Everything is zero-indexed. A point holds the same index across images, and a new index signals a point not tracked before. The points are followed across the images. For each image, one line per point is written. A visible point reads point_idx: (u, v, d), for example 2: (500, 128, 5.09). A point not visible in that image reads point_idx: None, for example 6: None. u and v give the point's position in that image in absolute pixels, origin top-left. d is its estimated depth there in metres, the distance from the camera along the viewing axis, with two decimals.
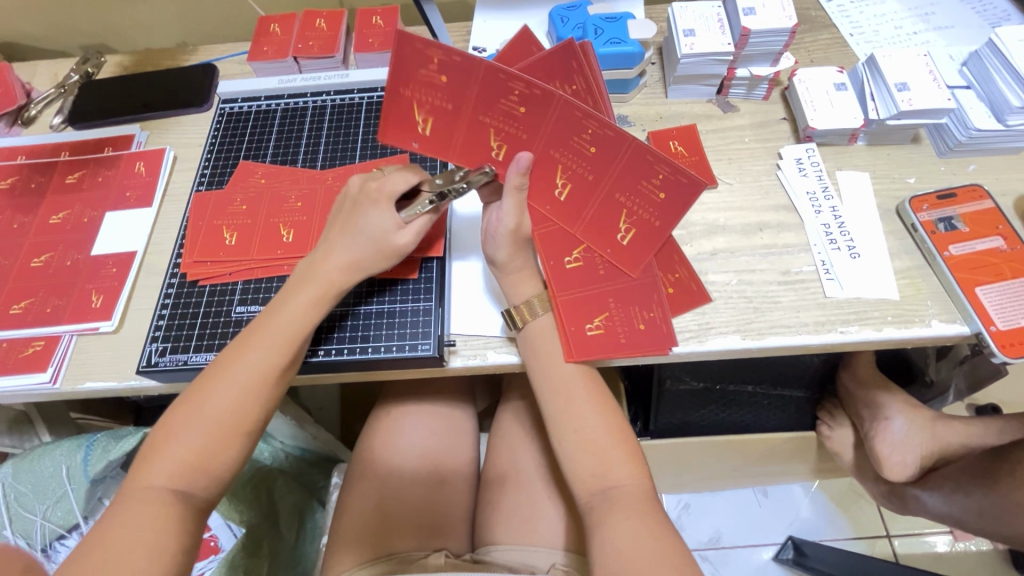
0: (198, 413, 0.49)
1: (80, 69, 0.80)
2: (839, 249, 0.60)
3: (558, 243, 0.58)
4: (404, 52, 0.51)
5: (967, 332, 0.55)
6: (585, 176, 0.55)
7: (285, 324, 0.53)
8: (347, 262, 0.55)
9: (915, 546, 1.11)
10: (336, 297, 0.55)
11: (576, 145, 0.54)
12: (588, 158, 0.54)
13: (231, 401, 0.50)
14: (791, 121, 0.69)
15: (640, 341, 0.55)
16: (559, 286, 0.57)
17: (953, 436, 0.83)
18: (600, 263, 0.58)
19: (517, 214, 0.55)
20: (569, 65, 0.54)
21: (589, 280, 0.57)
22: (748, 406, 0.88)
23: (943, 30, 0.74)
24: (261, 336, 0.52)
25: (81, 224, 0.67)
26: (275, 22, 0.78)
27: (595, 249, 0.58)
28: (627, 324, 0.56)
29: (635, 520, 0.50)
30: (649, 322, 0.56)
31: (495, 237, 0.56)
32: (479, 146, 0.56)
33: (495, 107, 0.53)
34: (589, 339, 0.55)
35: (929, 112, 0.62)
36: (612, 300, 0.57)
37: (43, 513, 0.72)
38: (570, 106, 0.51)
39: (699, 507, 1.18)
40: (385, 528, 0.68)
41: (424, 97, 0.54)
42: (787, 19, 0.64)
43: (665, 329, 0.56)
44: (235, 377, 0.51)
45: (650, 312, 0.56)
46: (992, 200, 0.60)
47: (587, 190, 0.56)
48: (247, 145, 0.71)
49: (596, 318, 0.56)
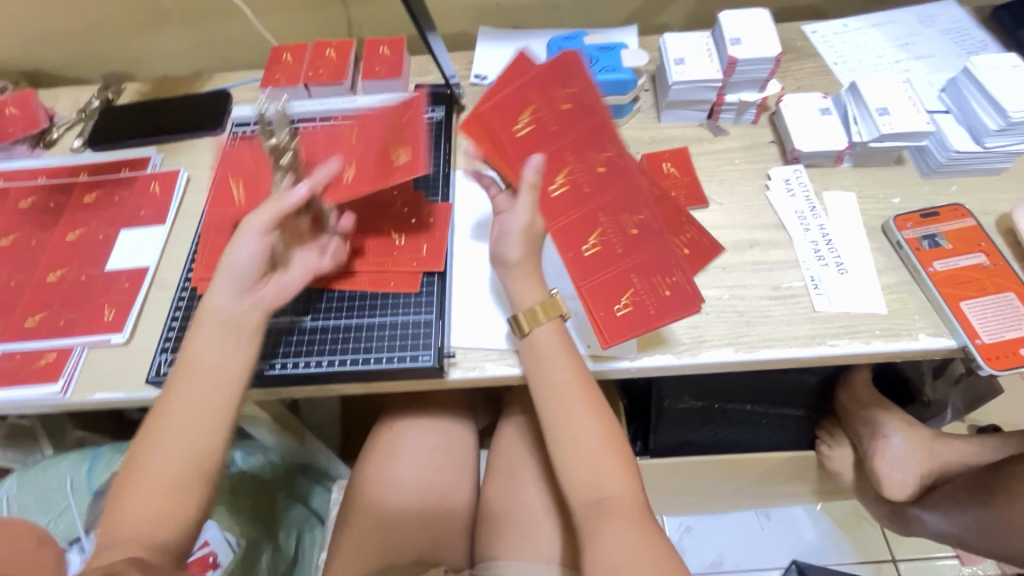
0: (146, 460, 0.49)
1: (101, 95, 0.85)
2: (828, 265, 0.62)
3: (573, 233, 0.59)
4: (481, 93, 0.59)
5: (953, 346, 0.56)
6: (594, 170, 0.59)
7: (206, 353, 0.52)
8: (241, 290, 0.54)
9: (921, 570, 1.10)
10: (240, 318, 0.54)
11: (590, 161, 0.59)
12: (595, 174, 0.59)
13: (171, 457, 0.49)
14: (779, 144, 0.72)
15: (670, 306, 0.56)
16: (578, 274, 0.58)
17: (950, 453, 0.83)
18: (617, 244, 0.58)
19: (530, 211, 0.56)
20: (568, 75, 0.60)
21: (610, 261, 0.58)
22: (746, 424, 0.88)
23: (924, 59, 0.78)
24: (185, 369, 0.52)
25: (96, 241, 0.70)
26: (287, 51, 0.82)
27: (609, 232, 0.58)
28: (653, 295, 0.56)
29: (627, 531, 0.51)
30: (674, 288, 0.56)
31: (508, 236, 0.57)
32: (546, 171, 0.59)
33: (541, 131, 0.59)
34: (617, 320, 0.56)
35: (909, 135, 0.65)
36: (634, 276, 0.57)
37: (45, 525, 0.72)
38: (596, 124, 0.59)
39: (702, 529, 1.17)
40: (383, 543, 0.69)
41: (492, 129, 0.59)
42: (772, 48, 0.67)
43: (692, 294, 0.56)
44: (175, 422, 0.50)
45: (672, 277, 0.57)
46: (974, 218, 0.62)
47: (603, 183, 0.59)
48: (258, 167, 0.75)
49: (623, 297, 0.57)
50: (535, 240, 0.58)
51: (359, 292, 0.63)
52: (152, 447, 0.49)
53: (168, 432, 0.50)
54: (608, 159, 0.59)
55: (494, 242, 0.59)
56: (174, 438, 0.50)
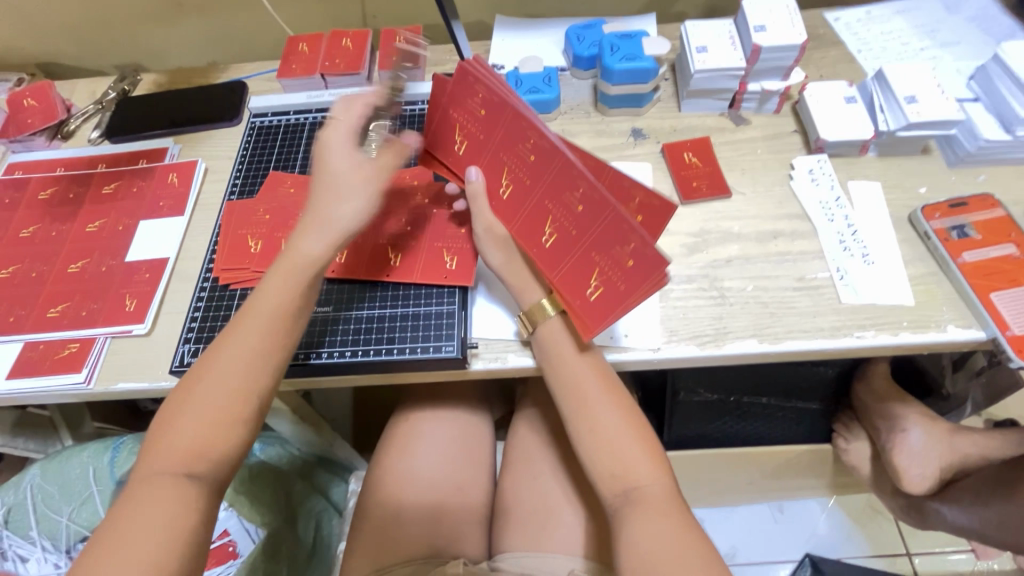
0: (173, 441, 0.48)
1: (117, 86, 0.85)
2: (853, 256, 0.61)
3: (532, 229, 0.57)
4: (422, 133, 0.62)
5: (982, 338, 0.55)
6: (526, 159, 0.55)
7: (245, 341, 0.51)
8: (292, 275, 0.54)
9: (935, 564, 1.09)
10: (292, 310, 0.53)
11: (518, 154, 0.55)
12: (528, 164, 0.55)
13: (200, 424, 0.48)
14: (802, 134, 0.71)
15: (635, 279, 0.50)
16: (548, 268, 0.57)
17: (971, 447, 0.83)
18: (569, 227, 0.54)
19: (488, 214, 0.59)
20: (467, 80, 0.55)
21: (570, 246, 0.54)
22: (763, 417, 0.88)
23: (950, 46, 0.76)
24: (224, 350, 0.51)
25: (116, 232, 0.70)
26: (303, 42, 0.82)
27: (560, 217, 0.54)
28: (617, 268, 0.51)
29: (657, 521, 0.50)
30: (634, 255, 0.49)
31: (481, 241, 0.59)
32: (493, 182, 0.58)
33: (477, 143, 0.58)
34: (592, 304, 0.54)
35: (938, 123, 0.63)
36: (595, 254, 0.52)
37: (69, 514, 0.73)
38: (508, 118, 0.54)
39: (714, 522, 1.17)
40: (405, 534, 0.69)
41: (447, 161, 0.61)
42: (797, 35, 0.66)
43: (652, 253, 0.49)
44: (204, 406, 0.49)
45: (628, 245, 0.50)
46: (1004, 208, 0.61)
47: (538, 168, 0.54)
48: (276, 157, 0.74)
49: (591, 280, 0.54)
50: (506, 242, 0.59)
51: (381, 283, 0.63)
52: (179, 415, 0.49)
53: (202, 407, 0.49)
54: (535, 144, 0.53)
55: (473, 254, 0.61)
56: (201, 406, 0.49)
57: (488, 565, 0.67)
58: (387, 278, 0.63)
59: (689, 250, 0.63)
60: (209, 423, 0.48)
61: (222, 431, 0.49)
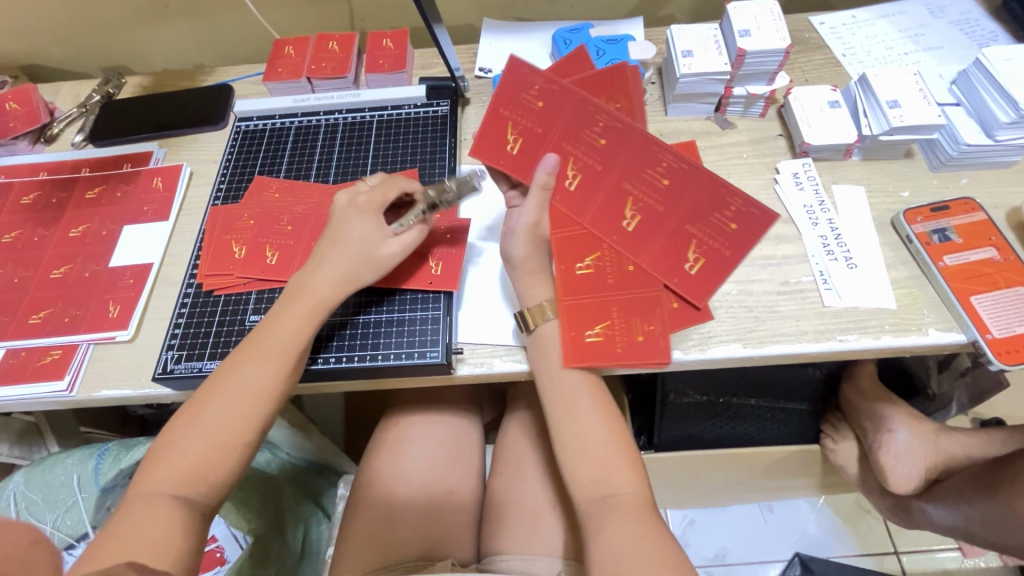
0: (166, 462, 0.49)
1: (102, 90, 0.83)
2: (837, 260, 0.61)
3: (572, 250, 0.61)
4: (512, 78, 0.62)
5: (963, 341, 0.56)
6: (596, 143, 0.62)
7: (251, 374, 0.53)
8: (305, 312, 0.56)
9: (923, 562, 1.10)
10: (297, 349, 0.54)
11: (525, 101, 0.63)
12: (598, 147, 0.62)
13: (199, 451, 0.50)
14: (787, 138, 0.71)
15: (636, 352, 0.56)
16: (568, 289, 0.59)
17: (954, 447, 0.84)
18: (612, 272, 0.60)
19: (536, 211, 0.59)
20: (616, 86, 0.64)
21: (599, 286, 0.59)
22: (752, 418, 0.88)
23: (933, 51, 0.77)
24: (229, 381, 0.53)
25: (100, 237, 0.70)
26: (289, 45, 0.81)
27: (606, 260, 0.61)
28: (627, 335, 0.57)
29: (632, 528, 0.50)
30: (648, 335, 0.57)
31: (513, 234, 0.59)
32: (496, 138, 0.63)
33: (580, 134, 0.62)
34: (586, 344, 0.57)
35: (920, 128, 0.64)
36: (615, 310, 0.58)
37: (54, 522, 0.72)
38: (579, 102, 0.62)
39: (705, 522, 1.17)
40: (391, 539, 0.69)
41: (519, 117, 0.63)
42: (781, 40, 0.66)
43: (663, 344, 0.56)
44: (202, 434, 0.50)
45: (649, 325, 0.57)
46: (985, 212, 0.62)
47: (548, 116, 0.62)
48: (262, 161, 0.74)
49: (597, 325, 0.57)
50: (540, 245, 0.59)
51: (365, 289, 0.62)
52: (177, 440, 0.50)
53: (200, 435, 0.50)
54: (543, 90, 0.62)
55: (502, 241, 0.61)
56: (207, 428, 0.51)
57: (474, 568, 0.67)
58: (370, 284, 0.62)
59: None
60: (210, 452, 0.50)
61: (220, 459, 0.50)
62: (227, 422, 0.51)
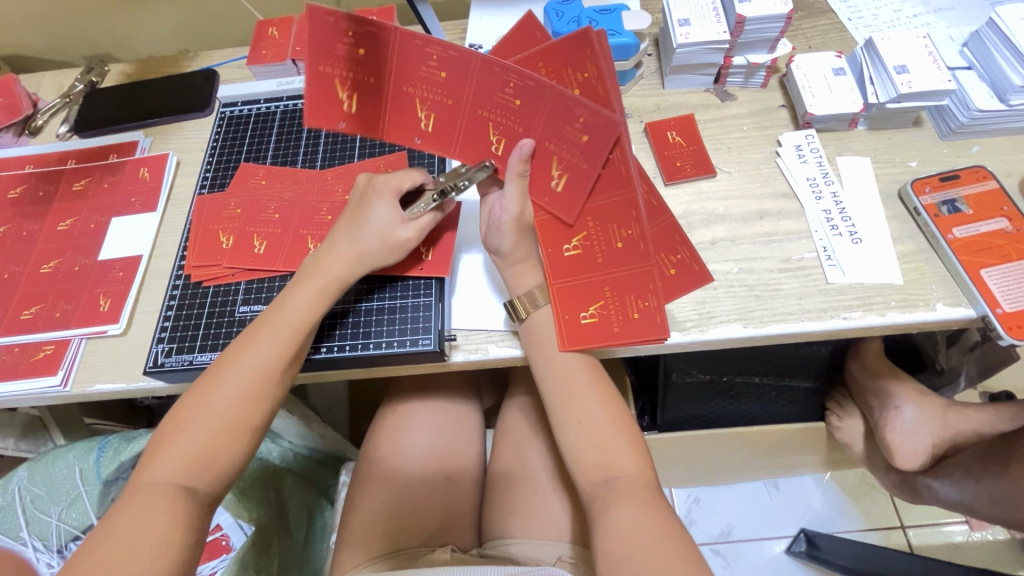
0: (166, 452, 0.49)
1: (84, 78, 0.80)
2: (841, 235, 0.59)
3: (558, 231, 0.58)
4: (481, 75, 0.52)
5: (973, 316, 0.54)
6: (579, 141, 0.54)
7: (256, 361, 0.52)
8: (313, 295, 0.55)
9: (931, 537, 1.10)
10: (302, 334, 0.54)
11: (340, 51, 0.51)
12: (515, 111, 0.54)
13: (205, 439, 0.49)
14: (790, 109, 0.69)
15: (633, 330, 0.55)
16: (557, 274, 0.57)
17: (964, 423, 0.82)
18: (600, 249, 0.57)
19: (519, 200, 0.56)
20: (584, 53, 0.54)
21: (589, 268, 0.57)
22: (755, 397, 0.87)
23: (943, 12, 0.73)
24: (229, 369, 0.52)
25: (88, 230, 0.69)
26: (273, 26, 0.79)
27: (595, 236, 0.57)
28: (622, 314, 0.55)
29: (637, 511, 0.49)
30: (643, 312, 0.55)
31: (499, 227, 0.56)
32: (328, 98, 0.54)
33: (563, 133, 0.54)
34: (582, 328, 0.55)
35: (929, 94, 0.61)
36: (607, 289, 0.56)
37: (59, 514, 0.73)
38: (481, 64, 0.51)
39: (710, 501, 1.17)
40: (393, 527, 0.69)
41: (500, 117, 0.55)
42: (782, 4, 0.63)
43: (660, 320, 0.55)
44: (203, 424, 0.49)
45: (645, 301, 0.55)
46: (997, 180, 0.60)
47: (456, 86, 0.53)
48: (248, 147, 0.72)
49: (591, 307, 0.56)
50: (524, 234, 0.57)
51: (368, 276, 0.61)
52: (176, 432, 0.49)
53: (200, 424, 0.49)
54: (443, 58, 0.51)
55: (485, 229, 0.59)
56: (211, 420, 0.50)
57: (476, 553, 0.67)
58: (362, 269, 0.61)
59: None
60: (215, 441, 0.49)
61: (228, 446, 0.50)
62: (234, 407, 0.50)
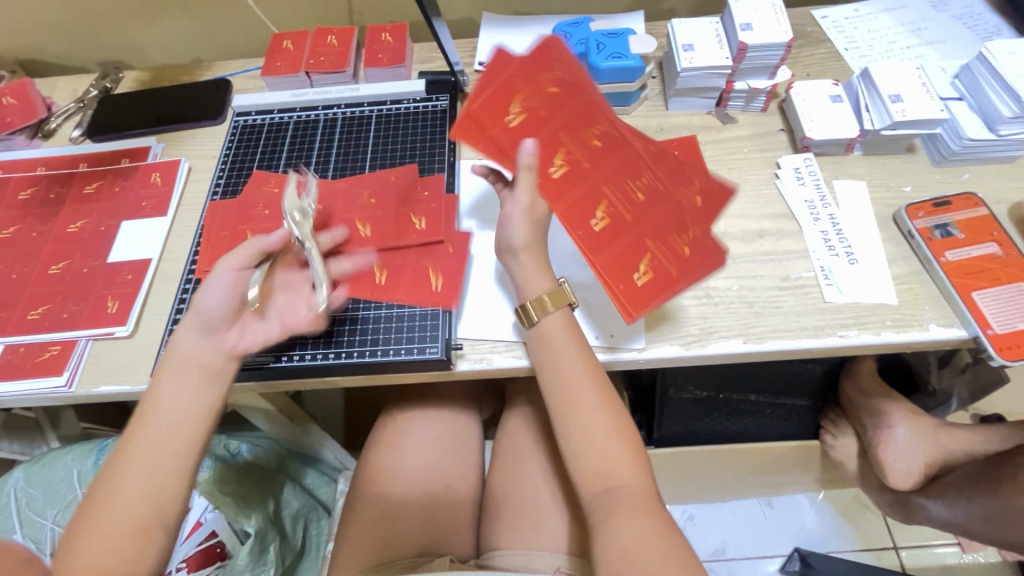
0: (82, 556, 0.43)
1: (99, 84, 0.84)
2: (838, 255, 0.61)
3: (578, 211, 0.57)
4: (484, 104, 0.58)
5: (964, 336, 0.56)
6: (591, 143, 0.59)
7: (154, 435, 0.47)
8: (190, 359, 0.50)
9: (922, 558, 1.11)
10: (194, 395, 0.50)
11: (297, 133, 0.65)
12: (519, 124, 0.58)
13: (127, 527, 0.44)
14: (789, 132, 0.71)
15: (693, 262, 0.58)
16: (590, 249, 0.57)
17: (955, 443, 0.83)
18: (627, 211, 0.58)
19: (529, 192, 0.57)
20: (547, 59, 0.60)
21: (624, 230, 0.58)
22: (750, 414, 0.88)
23: (936, 44, 0.76)
24: (129, 450, 0.47)
25: (98, 233, 0.69)
26: (288, 39, 0.81)
27: (616, 201, 0.58)
28: (673, 254, 0.58)
29: (638, 522, 0.50)
30: (693, 242, 0.58)
31: (510, 220, 0.58)
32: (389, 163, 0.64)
33: (575, 126, 0.59)
34: (640, 288, 0.56)
35: (923, 122, 0.63)
36: (650, 240, 0.58)
37: (54, 518, 0.73)
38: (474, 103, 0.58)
39: (705, 518, 1.17)
40: (391, 536, 0.69)
41: (504, 137, 0.58)
42: (784, 33, 0.66)
43: (710, 242, 0.59)
44: (116, 518, 0.45)
45: (687, 234, 0.58)
46: (987, 207, 0.62)
47: (467, 124, 0.58)
48: (261, 156, 0.73)
49: (640, 266, 0.57)
50: (537, 225, 0.58)
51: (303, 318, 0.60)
52: (88, 533, 0.44)
53: (117, 514, 0.45)
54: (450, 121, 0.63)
55: (498, 230, 0.60)
56: (128, 507, 0.45)
57: (474, 564, 0.67)
58: (372, 295, 0.61)
59: None
60: (133, 528, 0.44)
61: (149, 525, 0.45)
62: (148, 483, 0.46)
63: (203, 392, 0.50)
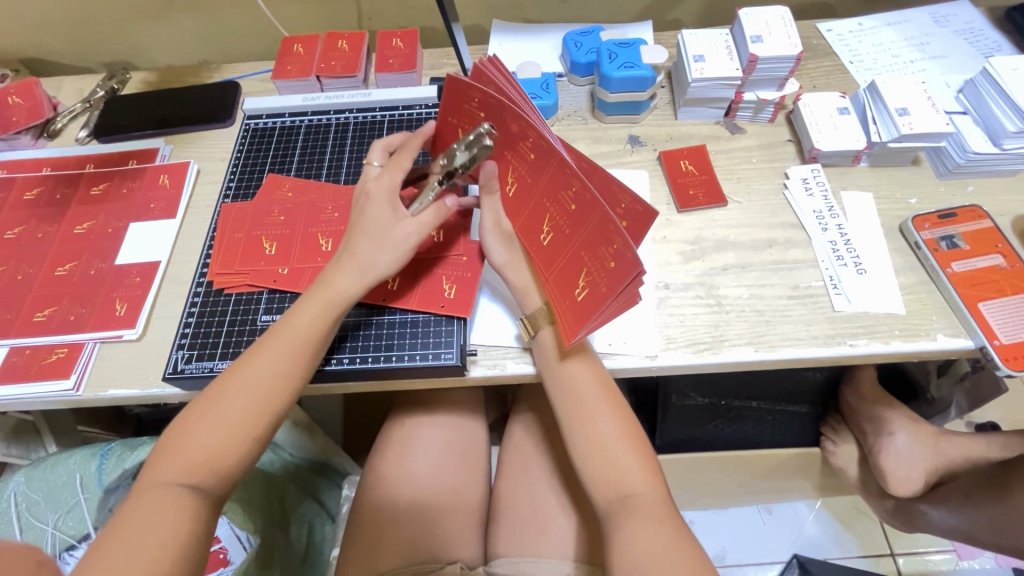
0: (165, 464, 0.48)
1: (105, 84, 0.83)
2: (846, 265, 0.62)
3: (530, 226, 0.56)
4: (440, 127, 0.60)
5: (971, 346, 0.57)
6: (526, 157, 0.54)
7: (264, 370, 0.52)
8: (323, 298, 0.55)
9: (918, 565, 1.11)
10: (310, 345, 0.54)
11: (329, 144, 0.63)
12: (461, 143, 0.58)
13: (209, 448, 0.49)
14: (797, 143, 0.72)
15: (615, 279, 0.49)
16: (544, 265, 0.56)
17: (954, 451, 0.84)
18: (564, 224, 0.53)
19: (491, 212, 0.59)
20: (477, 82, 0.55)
21: (562, 246, 0.53)
22: (752, 421, 0.89)
23: (938, 59, 0.78)
24: (243, 372, 0.52)
25: (105, 234, 0.69)
26: (298, 43, 0.81)
27: (552, 215, 0.53)
28: (602, 270, 0.50)
29: (652, 530, 0.50)
30: (617, 257, 0.48)
31: (485, 238, 0.60)
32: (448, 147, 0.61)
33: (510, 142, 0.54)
34: (580, 305, 0.52)
35: (929, 136, 0.65)
36: (583, 254, 0.51)
37: (55, 522, 0.72)
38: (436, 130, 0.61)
39: (705, 524, 1.18)
40: (398, 543, 0.68)
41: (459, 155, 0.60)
42: (793, 46, 0.67)
43: (630, 257, 0.47)
44: (206, 438, 0.49)
45: (613, 246, 0.48)
46: (991, 219, 0.63)
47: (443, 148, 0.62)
48: (271, 160, 0.73)
49: (579, 281, 0.52)
50: (510, 238, 0.58)
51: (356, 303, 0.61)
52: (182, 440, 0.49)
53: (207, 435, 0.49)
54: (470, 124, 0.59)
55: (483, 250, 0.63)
56: (219, 430, 0.49)
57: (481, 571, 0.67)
58: (387, 303, 0.61)
59: (685, 258, 0.64)
60: (221, 448, 0.49)
61: (232, 450, 0.49)
62: (241, 415, 0.50)
63: (321, 344, 0.55)
